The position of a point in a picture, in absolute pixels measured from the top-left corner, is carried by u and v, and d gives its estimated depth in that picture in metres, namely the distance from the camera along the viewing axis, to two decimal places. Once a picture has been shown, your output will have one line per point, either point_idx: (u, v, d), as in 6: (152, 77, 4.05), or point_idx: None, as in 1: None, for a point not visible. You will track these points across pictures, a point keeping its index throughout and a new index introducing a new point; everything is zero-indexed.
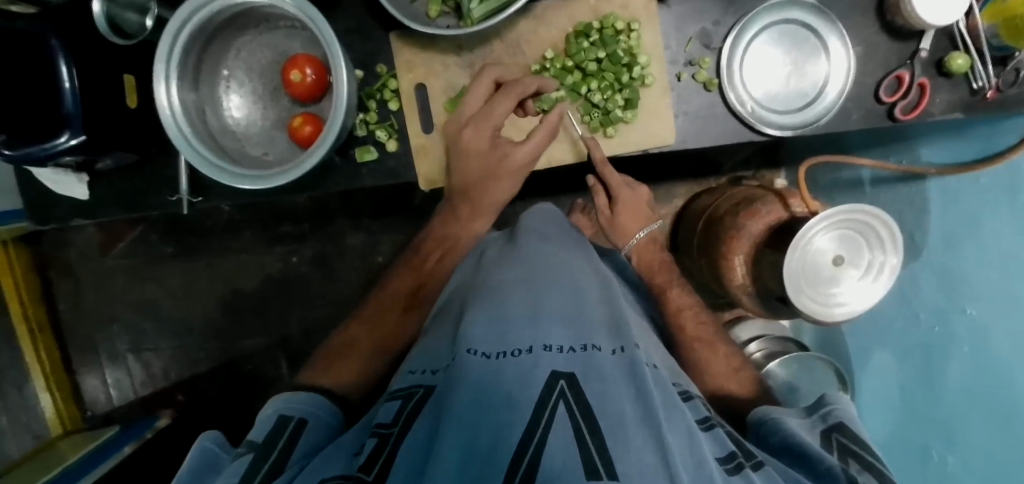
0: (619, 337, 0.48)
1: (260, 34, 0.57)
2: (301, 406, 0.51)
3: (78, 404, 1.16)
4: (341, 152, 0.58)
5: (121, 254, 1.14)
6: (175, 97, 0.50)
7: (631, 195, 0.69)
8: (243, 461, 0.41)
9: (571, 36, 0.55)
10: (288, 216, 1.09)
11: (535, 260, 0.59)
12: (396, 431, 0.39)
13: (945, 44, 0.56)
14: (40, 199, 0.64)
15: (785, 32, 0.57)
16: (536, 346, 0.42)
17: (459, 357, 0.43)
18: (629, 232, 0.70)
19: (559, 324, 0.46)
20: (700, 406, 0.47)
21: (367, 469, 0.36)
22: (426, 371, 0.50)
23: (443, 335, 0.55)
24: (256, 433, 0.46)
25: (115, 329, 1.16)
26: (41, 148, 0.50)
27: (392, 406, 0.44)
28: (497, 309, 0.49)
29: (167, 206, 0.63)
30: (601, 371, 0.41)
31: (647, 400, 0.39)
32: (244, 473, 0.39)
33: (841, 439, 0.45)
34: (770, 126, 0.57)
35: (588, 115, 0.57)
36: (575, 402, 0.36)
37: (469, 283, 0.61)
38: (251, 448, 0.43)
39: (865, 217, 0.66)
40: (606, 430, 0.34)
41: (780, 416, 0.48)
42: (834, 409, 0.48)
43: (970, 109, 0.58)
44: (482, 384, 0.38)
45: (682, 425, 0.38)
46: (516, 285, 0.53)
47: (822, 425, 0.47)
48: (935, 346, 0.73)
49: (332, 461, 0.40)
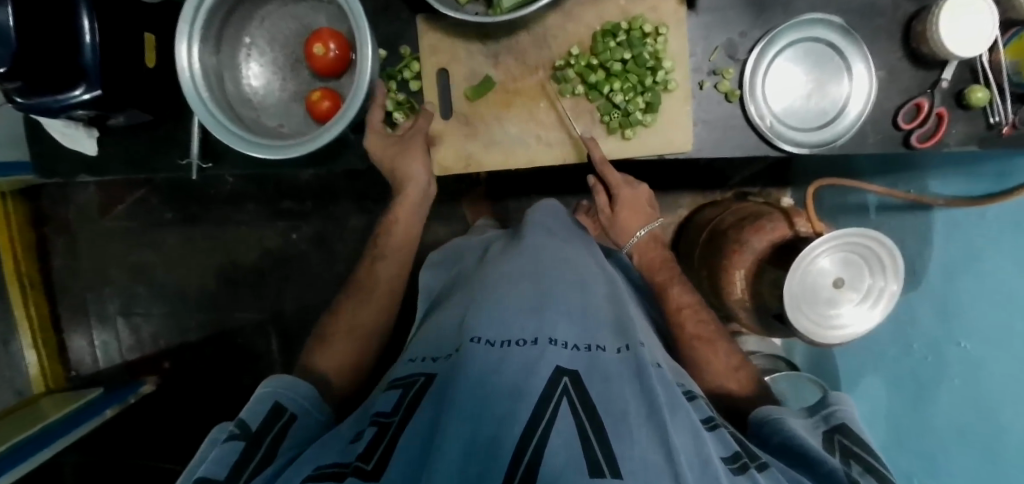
0: (624, 335, 0.48)
1: (286, 4, 0.57)
2: (294, 393, 0.50)
3: (63, 363, 1.15)
4: (357, 129, 0.58)
5: (119, 216, 1.12)
6: (195, 59, 0.50)
7: (631, 194, 0.70)
8: (234, 446, 0.40)
9: (597, 35, 0.55)
10: (292, 192, 1.09)
11: (542, 254, 0.60)
12: (395, 421, 0.40)
13: (967, 76, 0.57)
14: (48, 152, 0.63)
15: (811, 50, 0.57)
16: (541, 339, 0.43)
17: (464, 346, 0.44)
18: (630, 230, 0.70)
19: (563, 320, 0.47)
20: (704, 406, 0.47)
21: (368, 458, 0.36)
22: (428, 358, 0.50)
23: (444, 323, 0.55)
24: (249, 414, 0.45)
25: (107, 291, 1.15)
26: (54, 99, 0.50)
27: (390, 396, 0.45)
28: (502, 302, 0.50)
29: (177, 169, 0.63)
30: (607, 369, 0.42)
31: (652, 397, 0.39)
32: (233, 465, 0.39)
33: (843, 440, 0.45)
34: (787, 141, 0.57)
35: (607, 115, 0.56)
36: (580, 399, 0.37)
37: (472, 276, 0.62)
38: (241, 434, 0.42)
39: (869, 241, 0.67)
40: (613, 433, 0.34)
41: (782, 416, 0.48)
42: (837, 410, 0.49)
43: (985, 142, 0.58)
44: (484, 376, 0.39)
45: (687, 423, 0.39)
46: (523, 279, 0.54)
47: (825, 426, 0.48)
48: (924, 374, 0.74)
49: (327, 452, 0.40)
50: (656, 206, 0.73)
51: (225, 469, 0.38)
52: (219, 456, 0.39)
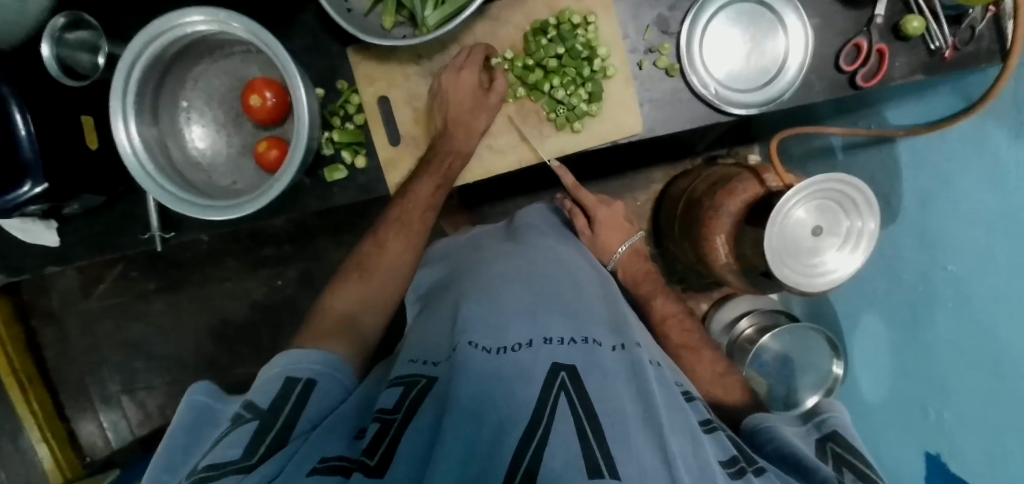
0: (621, 334, 0.49)
1: (215, 61, 0.56)
2: (308, 364, 0.46)
3: (76, 451, 1.14)
4: (310, 173, 0.57)
5: (104, 294, 1.12)
6: (135, 135, 0.50)
7: (608, 214, 0.72)
8: (248, 427, 0.38)
9: (529, 35, 0.55)
10: (270, 239, 1.09)
11: (534, 254, 0.60)
12: (399, 418, 0.39)
13: (900, 8, 0.57)
14: (10, 250, 0.62)
15: (741, 11, 0.57)
16: (536, 340, 0.44)
17: (459, 349, 0.43)
18: (611, 247, 0.72)
19: (559, 318, 0.47)
20: (701, 407, 0.47)
21: (371, 453, 0.35)
22: (426, 359, 0.49)
23: (437, 327, 0.54)
24: (259, 391, 0.42)
25: (106, 371, 1.15)
26: (3, 199, 0.49)
27: (393, 392, 0.43)
28: (495, 302, 0.50)
29: (141, 244, 0.62)
30: (604, 366, 0.42)
31: (648, 398, 0.39)
32: (250, 441, 0.37)
33: (835, 449, 0.45)
34: (735, 105, 0.57)
35: (553, 112, 0.56)
36: (578, 398, 0.37)
37: (461, 278, 0.61)
38: (254, 414, 0.39)
39: (838, 184, 0.67)
40: (610, 434, 0.34)
41: (775, 424, 0.48)
42: (829, 417, 0.48)
43: (931, 70, 0.59)
44: (485, 378, 0.39)
45: (684, 425, 0.39)
46: (516, 279, 0.54)
47: (817, 433, 0.47)
48: (921, 303, 0.73)
49: (329, 439, 0.38)
50: (633, 220, 0.76)
51: (242, 447, 0.36)
52: (230, 438, 0.37)
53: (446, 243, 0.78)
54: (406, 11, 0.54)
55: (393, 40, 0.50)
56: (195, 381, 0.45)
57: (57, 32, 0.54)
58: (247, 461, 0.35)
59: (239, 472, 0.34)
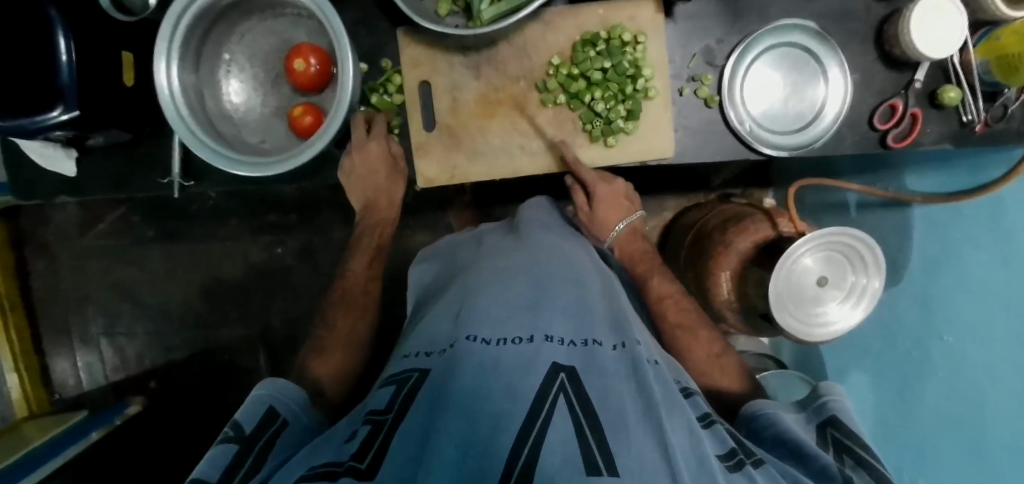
0: (620, 333, 0.49)
1: (265, 20, 0.56)
2: (286, 401, 0.48)
3: (46, 387, 1.12)
4: (340, 144, 0.58)
5: (101, 234, 1.11)
6: (174, 80, 0.50)
7: (610, 190, 0.64)
8: (227, 448, 0.39)
9: (578, 44, 0.56)
10: (277, 205, 1.08)
11: (537, 249, 0.60)
12: (390, 418, 0.39)
13: (940, 76, 0.58)
14: (25, 173, 0.62)
15: (787, 54, 0.58)
16: (538, 336, 0.43)
17: (458, 344, 0.44)
18: (609, 225, 0.67)
19: (560, 317, 0.47)
20: (700, 402, 0.47)
21: (361, 457, 0.34)
22: (421, 352, 0.49)
23: (441, 312, 0.55)
24: (244, 417, 0.44)
25: (91, 311, 1.13)
26: (31, 121, 0.48)
27: (385, 393, 0.44)
28: (499, 297, 0.50)
29: (158, 188, 0.62)
30: (603, 365, 0.42)
31: (648, 395, 0.39)
32: (226, 466, 0.37)
33: (834, 434, 0.45)
34: (766, 145, 0.58)
35: (589, 124, 0.57)
36: (576, 396, 0.37)
37: (470, 267, 0.62)
38: (235, 437, 0.40)
39: (847, 239, 0.67)
40: (610, 431, 0.34)
41: (775, 411, 0.49)
42: (829, 401, 0.48)
43: (959, 141, 0.60)
44: (484, 371, 0.39)
45: (683, 419, 0.39)
46: (518, 275, 0.54)
47: (816, 420, 0.48)
48: (910, 367, 0.74)
49: (319, 453, 0.38)
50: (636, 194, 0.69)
51: (219, 470, 0.36)
52: (211, 457, 0.37)
53: (451, 239, 0.77)
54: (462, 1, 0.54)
55: (447, 27, 0.50)
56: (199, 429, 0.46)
57: None
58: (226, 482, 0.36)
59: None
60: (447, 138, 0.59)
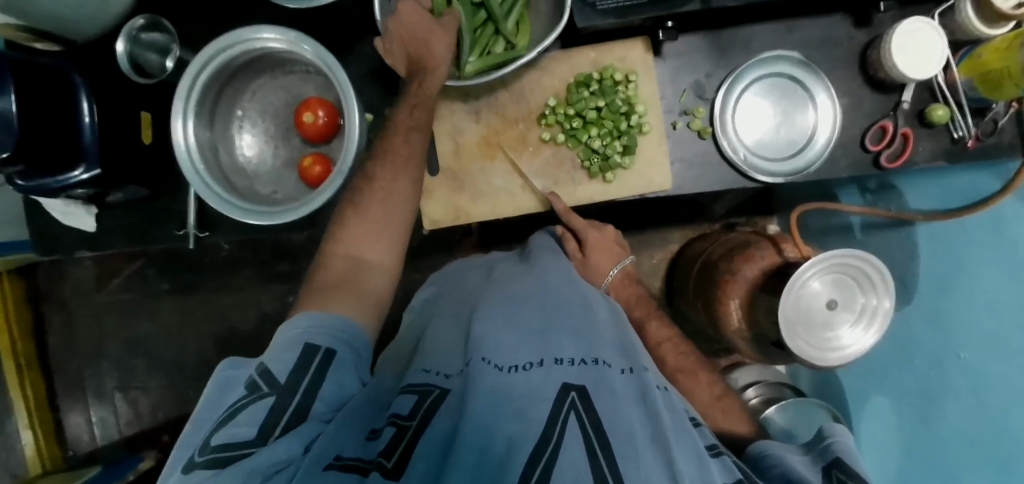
0: (630, 359, 0.48)
1: (275, 77, 0.59)
2: (327, 332, 0.45)
3: (61, 442, 1.14)
4: (348, 192, 0.60)
5: (116, 288, 1.13)
6: (190, 135, 0.52)
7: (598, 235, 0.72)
8: (263, 404, 0.37)
9: (572, 86, 0.58)
10: (288, 253, 1.10)
11: (545, 275, 0.60)
12: (413, 424, 0.37)
13: (926, 96, 0.61)
14: (48, 232, 0.64)
15: (775, 84, 0.60)
16: (547, 360, 0.43)
17: (471, 364, 0.43)
18: (603, 270, 0.71)
19: (569, 340, 0.47)
20: (708, 433, 0.45)
21: (388, 455, 0.34)
22: (441, 371, 0.47)
23: (448, 337, 0.55)
24: (277, 360, 0.41)
25: (105, 365, 1.14)
26: (55, 180, 0.52)
27: (405, 399, 0.42)
28: (507, 320, 0.50)
29: (174, 240, 0.64)
30: (613, 387, 0.41)
31: (656, 420, 0.38)
32: (265, 421, 0.36)
33: (839, 476, 0.41)
34: (762, 173, 0.59)
35: (587, 160, 0.58)
36: (587, 415, 0.36)
37: (478, 295, 0.62)
38: (269, 391, 0.39)
39: (857, 261, 0.67)
40: (620, 453, 0.34)
41: (783, 453, 0.46)
42: (833, 443, 0.45)
43: (953, 157, 0.61)
44: (497, 392, 0.39)
45: (692, 447, 0.38)
46: (526, 301, 0.54)
47: (821, 462, 0.44)
48: (931, 388, 0.72)
49: (341, 436, 0.36)
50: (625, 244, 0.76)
51: (256, 427, 0.35)
52: (248, 413, 0.37)
53: (459, 266, 0.77)
54: None
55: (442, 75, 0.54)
56: (223, 359, 0.44)
57: (133, 31, 0.58)
58: (262, 440, 0.35)
59: (253, 452, 0.34)
60: (456, 179, 0.61)
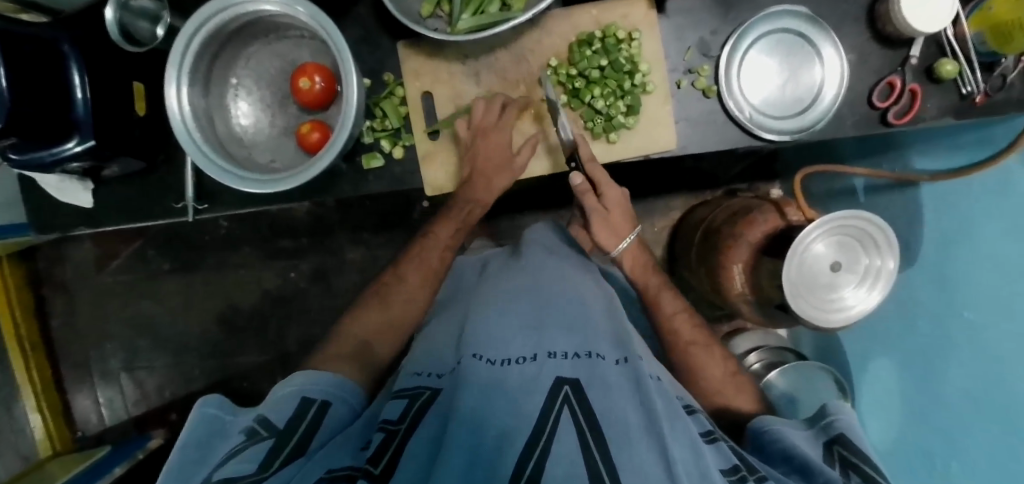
0: (623, 348, 0.47)
1: (270, 43, 0.58)
2: (322, 386, 0.47)
3: (69, 424, 1.14)
4: (348, 158, 0.59)
5: (117, 270, 1.12)
6: (186, 102, 0.51)
7: (617, 194, 0.60)
8: (262, 446, 0.37)
9: (574, 45, 0.57)
10: (288, 231, 1.09)
11: (538, 270, 0.60)
12: (403, 427, 0.38)
13: (935, 51, 0.59)
14: (43, 208, 0.63)
15: (781, 40, 0.59)
16: (540, 354, 0.43)
17: (462, 362, 0.43)
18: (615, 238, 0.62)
19: (562, 334, 0.46)
20: (703, 419, 0.44)
21: (375, 461, 0.34)
22: (432, 373, 0.47)
23: (442, 336, 0.54)
24: (273, 412, 0.42)
25: (109, 347, 1.14)
26: (48, 152, 0.51)
27: (396, 404, 0.42)
28: (503, 319, 0.49)
29: (172, 213, 0.63)
30: (606, 378, 0.40)
31: (650, 406, 0.38)
32: (263, 459, 0.35)
33: (842, 453, 0.41)
34: (767, 130, 0.58)
35: (591, 121, 0.57)
36: (582, 410, 0.35)
37: (471, 293, 0.61)
38: (267, 435, 0.39)
39: (861, 222, 0.67)
40: (612, 441, 0.33)
41: (782, 428, 0.46)
42: (836, 419, 0.45)
43: (960, 113, 0.60)
44: (490, 386, 0.38)
45: (686, 433, 0.37)
46: (521, 296, 0.53)
47: (824, 437, 0.44)
48: (935, 351, 0.72)
49: (338, 454, 0.36)
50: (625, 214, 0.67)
51: (256, 463, 0.35)
52: (248, 456, 0.35)
53: (462, 258, 0.75)
54: (445, 6, 0.56)
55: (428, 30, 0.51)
56: (204, 395, 0.43)
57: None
58: (262, 474, 0.34)
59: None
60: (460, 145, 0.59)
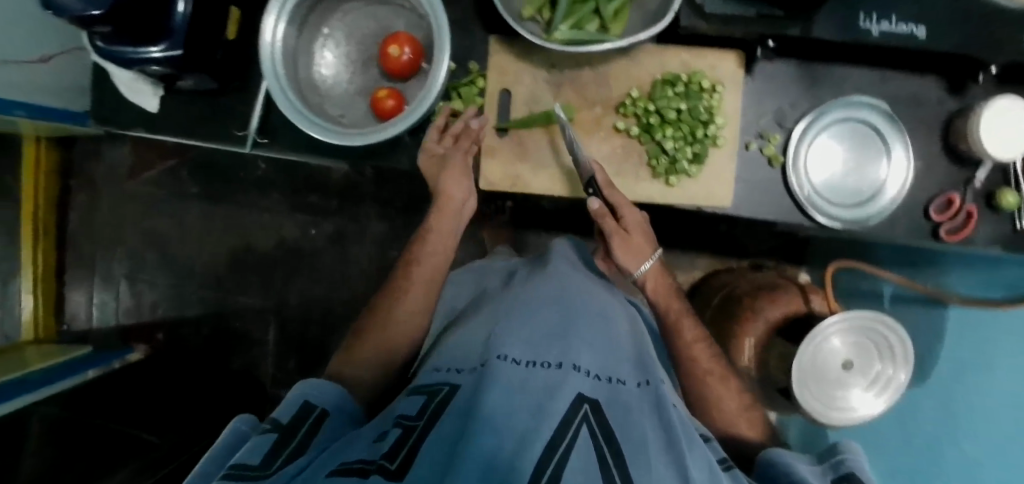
0: (645, 369, 0.48)
1: (368, 5, 0.60)
2: (326, 392, 0.46)
3: (57, 315, 1.13)
4: (413, 132, 0.60)
5: (146, 181, 1.13)
6: (279, 36, 0.52)
7: (637, 217, 0.58)
8: (266, 438, 0.38)
9: (657, 82, 0.58)
10: (320, 188, 1.10)
11: (565, 282, 0.59)
12: (421, 423, 0.38)
13: (999, 179, 0.60)
14: (109, 101, 0.64)
15: (855, 130, 0.59)
16: (566, 364, 0.43)
17: (489, 363, 0.42)
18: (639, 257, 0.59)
19: (587, 349, 0.46)
20: (718, 448, 0.45)
21: (391, 457, 0.33)
22: (454, 367, 0.47)
23: (470, 333, 0.53)
24: (280, 413, 0.42)
25: (117, 252, 1.14)
26: (132, 50, 0.52)
27: (414, 401, 0.42)
28: (525, 324, 0.49)
29: (232, 140, 0.64)
30: (628, 402, 0.42)
31: (671, 431, 0.40)
32: (268, 452, 0.36)
33: None
34: (822, 213, 0.58)
35: (655, 159, 0.58)
36: (599, 428, 0.37)
37: (495, 298, 0.61)
38: (272, 430, 0.39)
39: (881, 327, 0.67)
40: (629, 466, 0.34)
41: (792, 462, 0.44)
42: (847, 459, 0.43)
43: (1010, 245, 0.60)
44: (512, 388, 0.38)
45: (704, 462, 0.39)
46: (547, 304, 0.53)
47: (833, 475, 0.42)
48: (923, 470, 0.74)
49: (349, 449, 0.37)
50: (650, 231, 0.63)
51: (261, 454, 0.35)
52: (250, 447, 0.36)
53: (479, 264, 0.76)
54: (546, 13, 0.57)
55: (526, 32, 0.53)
56: (235, 414, 0.43)
57: None
58: (266, 466, 0.34)
59: (259, 479, 0.33)
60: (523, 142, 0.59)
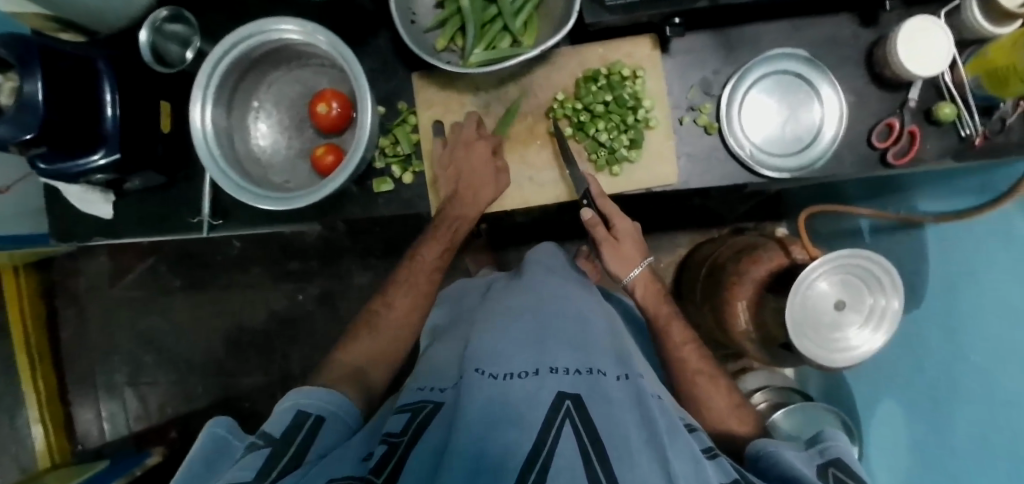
0: (625, 365, 0.48)
1: (291, 70, 0.61)
2: (320, 399, 0.46)
3: (70, 435, 1.14)
4: (359, 182, 0.61)
5: (129, 284, 1.15)
6: (208, 119, 0.54)
7: (628, 226, 0.61)
8: (259, 454, 0.37)
9: (581, 81, 0.59)
10: (298, 253, 1.12)
11: (540, 289, 0.60)
12: (405, 440, 0.38)
13: (933, 94, 0.61)
14: (65, 217, 0.66)
15: (782, 82, 0.60)
16: (542, 369, 0.43)
17: (466, 377, 0.43)
18: (628, 263, 0.62)
19: (564, 350, 0.47)
20: (704, 438, 0.44)
21: (379, 471, 0.35)
22: (434, 387, 0.48)
23: (445, 356, 0.54)
24: (272, 425, 0.42)
25: (115, 360, 1.15)
26: (75, 163, 0.53)
27: (399, 418, 0.42)
28: (504, 336, 0.49)
29: (189, 228, 0.65)
30: (607, 395, 0.41)
31: (652, 424, 0.39)
32: (262, 467, 0.36)
33: (838, 474, 0.40)
34: (768, 168, 0.59)
35: (595, 153, 0.59)
36: (582, 424, 0.36)
37: (474, 314, 0.62)
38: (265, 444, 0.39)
39: (865, 261, 0.67)
40: (614, 456, 0.34)
41: (779, 449, 0.44)
42: (831, 445, 0.44)
43: (961, 155, 0.61)
44: (493, 404, 0.38)
45: (688, 449, 0.38)
46: (523, 313, 0.54)
47: (818, 459, 0.43)
48: (941, 395, 0.69)
49: (339, 464, 0.36)
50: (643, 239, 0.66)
51: (254, 470, 0.35)
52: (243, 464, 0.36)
53: (458, 284, 0.75)
54: (458, 41, 0.59)
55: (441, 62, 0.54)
56: (214, 416, 0.43)
57: (156, 22, 0.59)
58: None
59: None
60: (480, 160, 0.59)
